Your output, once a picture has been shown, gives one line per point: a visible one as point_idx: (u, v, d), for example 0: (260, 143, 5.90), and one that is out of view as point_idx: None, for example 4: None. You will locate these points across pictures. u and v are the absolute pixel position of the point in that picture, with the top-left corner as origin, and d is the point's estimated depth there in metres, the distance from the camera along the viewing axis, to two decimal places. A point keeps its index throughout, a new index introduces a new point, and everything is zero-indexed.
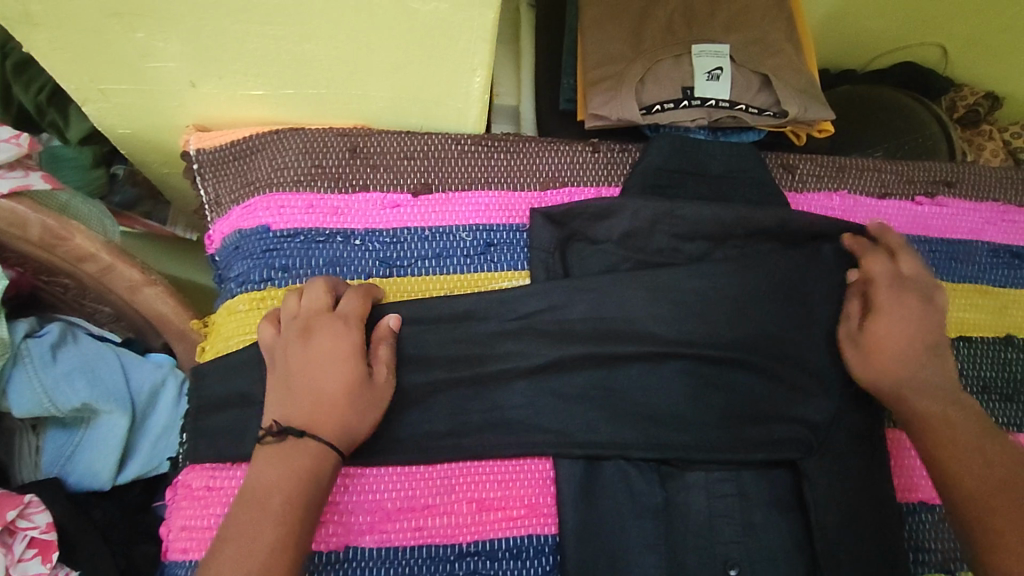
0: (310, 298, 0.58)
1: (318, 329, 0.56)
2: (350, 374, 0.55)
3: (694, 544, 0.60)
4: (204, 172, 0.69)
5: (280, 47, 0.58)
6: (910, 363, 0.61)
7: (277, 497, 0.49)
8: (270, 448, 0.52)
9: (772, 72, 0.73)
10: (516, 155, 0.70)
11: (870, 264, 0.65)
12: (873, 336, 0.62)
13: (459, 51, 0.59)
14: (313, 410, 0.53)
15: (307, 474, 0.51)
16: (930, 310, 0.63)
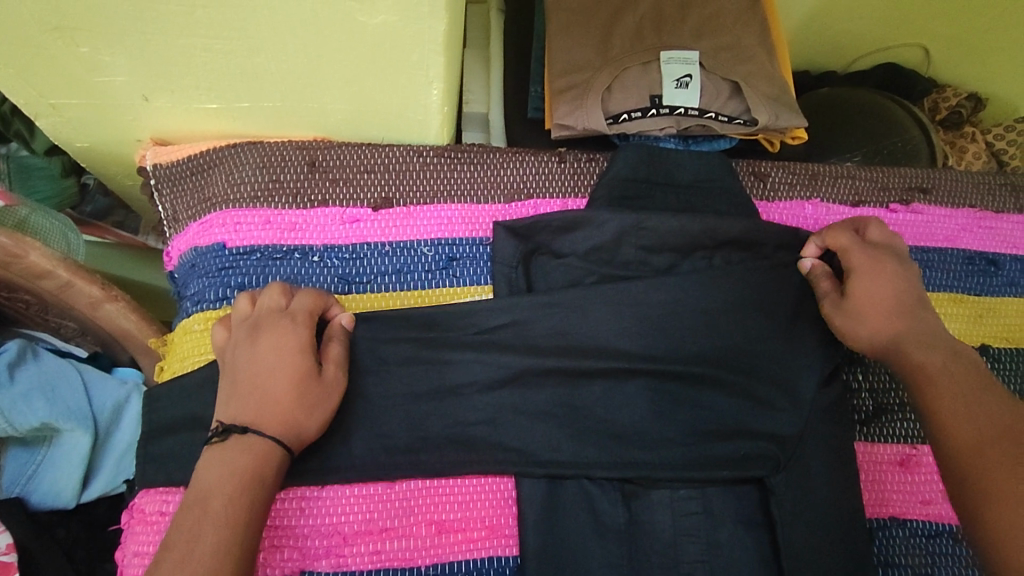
0: (264, 299, 0.56)
1: (270, 328, 0.55)
2: (298, 371, 0.53)
3: (658, 563, 0.58)
4: (161, 187, 0.68)
5: (230, 60, 0.57)
6: (898, 321, 0.59)
7: (217, 501, 0.46)
8: (216, 449, 0.49)
9: (742, 79, 0.72)
10: (480, 166, 0.69)
11: (834, 236, 0.64)
12: (858, 300, 0.60)
13: (412, 63, 0.57)
14: (259, 407, 0.51)
15: (249, 473, 0.48)
16: (907, 266, 0.62)
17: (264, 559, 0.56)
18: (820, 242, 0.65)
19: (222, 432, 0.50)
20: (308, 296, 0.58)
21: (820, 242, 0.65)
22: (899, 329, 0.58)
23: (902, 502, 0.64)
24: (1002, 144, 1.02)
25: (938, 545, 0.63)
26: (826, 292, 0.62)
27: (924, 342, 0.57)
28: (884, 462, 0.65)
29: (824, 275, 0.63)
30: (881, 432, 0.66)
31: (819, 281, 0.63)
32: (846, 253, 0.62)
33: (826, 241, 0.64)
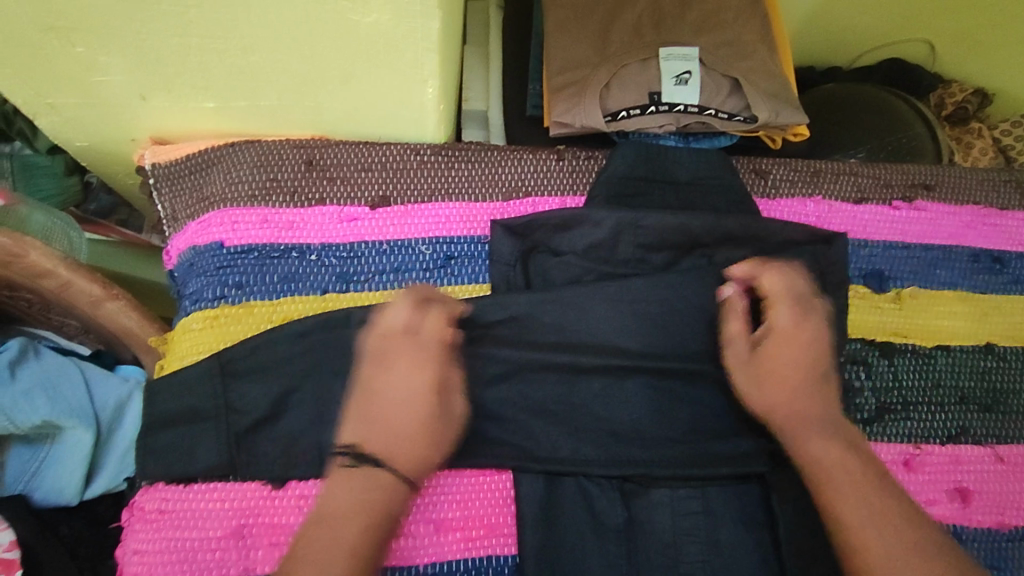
0: (392, 319, 0.57)
1: (405, 357, 0.56)
2: (428, 407, 0.55)
3: (657, 563, 0.58)
4: (160, 186, 0.68)
5: (225, 59, 0.57)
6: (808, 400, 0.59)
7: (349, 529, 0.50)
8: (346, 471, 0.53)
9: (743, 76, 0.71)
10: (478, 164, 0.68)
11: (768, 281, 0.62)
12: (773, 366, 0.60)
13: (407, 61, 0.57)
14: (393, 443, 0.54)
15: (377, 507, 0.51)
16: (827, 335, 0.62)
17: (262, 557, 0.55)
18: (747, 270, 0.62)
19: (353, 455, 0.53)
20: (432, 317, 0.58)
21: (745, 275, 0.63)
22: (803, 412, 0.58)
23: None
24: (1009, 140, 1.01)
25: None
26: (738, 342, 0.61)
27: (827, 432, 0.57)
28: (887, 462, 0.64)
29: (741, 316, 0.62)
30: (883, 432, 0.65)
31: (730, 322, 0.62)
32: (776, 304, 0.62)
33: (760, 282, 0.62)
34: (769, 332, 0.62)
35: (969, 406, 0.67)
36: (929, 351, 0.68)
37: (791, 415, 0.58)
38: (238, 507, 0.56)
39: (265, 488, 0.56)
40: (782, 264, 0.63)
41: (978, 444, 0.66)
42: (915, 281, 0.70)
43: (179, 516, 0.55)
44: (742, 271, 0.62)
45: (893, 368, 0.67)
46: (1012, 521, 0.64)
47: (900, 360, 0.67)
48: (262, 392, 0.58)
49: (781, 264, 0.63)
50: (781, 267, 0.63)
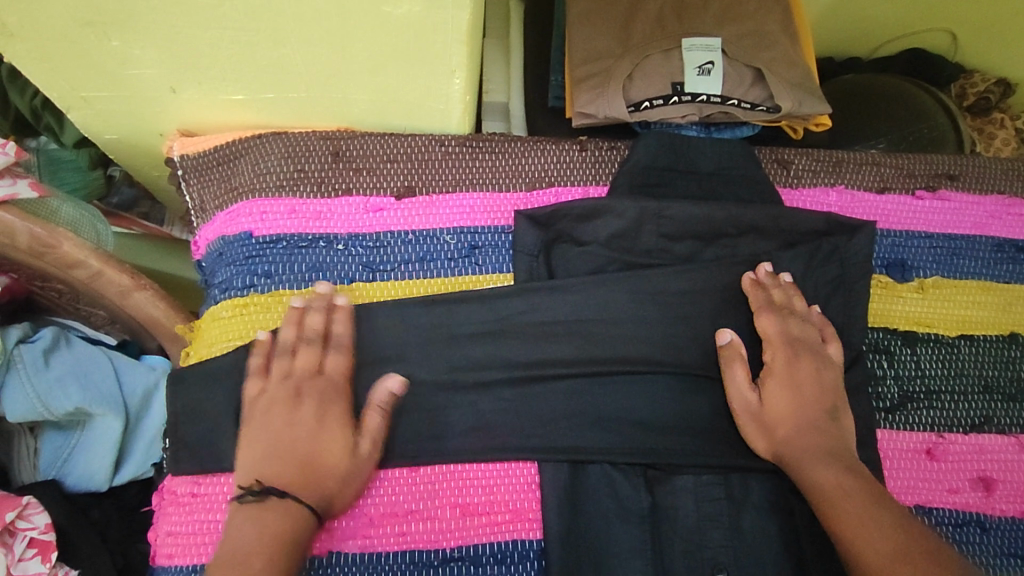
0: (304, 355, 0.58)
1: (317, 396, 0.57)
2: (344, 442, 0.56)
3: (681, 548, 0.58)
4: (188, 177, 0.69)
5: (255, 52, 0.58)
6: (812, 437, 0.59)
7: (259, 560, 0.47)
8: (257, 507, 0.51)
9: (766, 66, 0.71)
10: (501, 155, 0.69)
11: (764, 324, 0.63)
12: (774, 411, 0.60)
13: (435, 53, 0.57)
14: (304, 477, 0.53)
15: (288, 538, 0.50)
16: (825, 374, 0.62)
17: None
18: (757, 297, 0.63)
19: (258, 492, 0.52)
20: (338, 356, 0.59)
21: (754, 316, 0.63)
22: (808, 448, 0.58)
23: (929, 490, 0.63)
24: None
25: (964, 534, 0.62)
26: (743, 394, 0.61)
27: (834, 459, 0.57)
28: (909, 450, 0.64)
29: (739, 363, 0.61)
30: (906, 421, 0.65)
31: (732, 368, 0.61)
32: (771, 345, 0.63)
33: (755, 323, 0.63)
34: (766, 376, 0.62)
35: (993, 395, 0.67)
36: (952, 340, 0.68)
37: (794, 451, 0.58)
38: None
39: None
40: (783, 298, 0.64)
41: (1002, 433, 0.66)
42: (939, 270, 0.70)
43: (212, 499, 0.56)
44: (752, 285, 0.64)
45: (916, 357, 0.67)
46: None
47: (923, 349, 0.67)
48: None
49: (784, 296, 0.64)
50: (783, 302, 0.64)
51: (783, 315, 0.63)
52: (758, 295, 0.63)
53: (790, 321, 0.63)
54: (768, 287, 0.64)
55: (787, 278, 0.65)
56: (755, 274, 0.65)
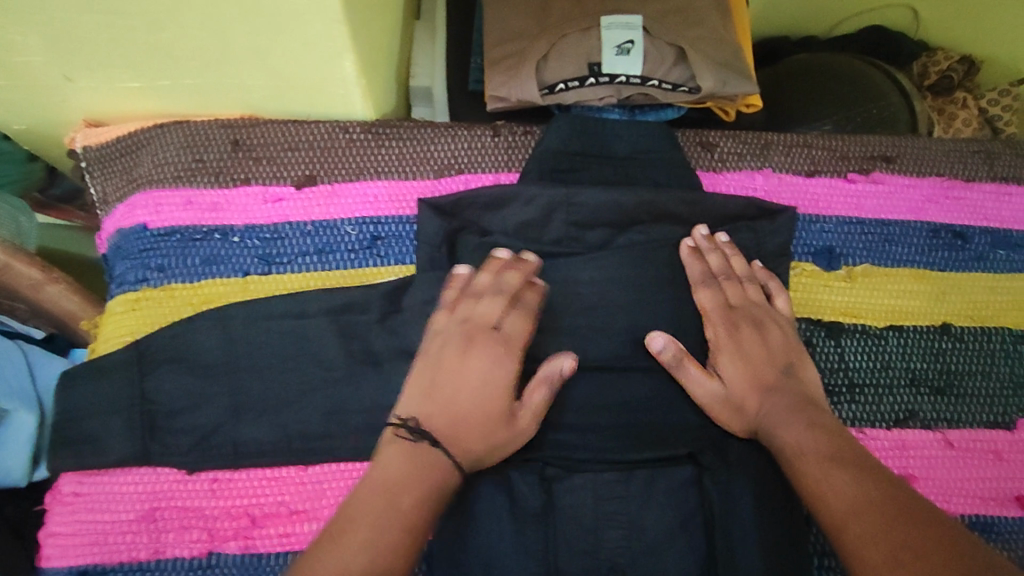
0: (486, 306, 0.58)
1: (486, 351, 0.56)
2: (498, 404, 0.55)
3: (577, 548, 0.57)
4: (92, 169, 0.67)
5: (134, 36, 0.55)
6: (776, 399, 0.58)
7: (407, 499, 0.47)
8: (403, 441, 0.51)
9: (689, 44, 0.67)
10: (408, 142, 0.66)
11: (701, 298, 0.62)
12: (735, 384, 0.59)
13: (316, 34, 0.54)
14: (458, 425, 0.53)
15: (429, 480, 0.49)
16: (766, 334, 0.61)
17: (174, 541, 0.55)
18: (696, 267, 0.62)
19: (411, 428, 0.52)
20: (519, 317, 0.58)
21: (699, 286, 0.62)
22: (777, 408, 0.57)
23: None
24: (996, 111, 0.97)
25: None
26: (705, 382, 0.59)
27: (800, 418, 0.56)
28: None
29: (687, 358, 0.59)
30: None
31: (685, 366, 0.59)
32: (711, 319, 0.62)
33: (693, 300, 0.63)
34: (716, 352, 0.61)
35: (920, 389, 0.64)
36: (880, 331, 0.65)
37: (763, 418, 0.57)
38: (151, 490, 0.56)
39: (179, 473, 0.57)
40: (720, 263, 0.63)
41: (927, 429, 0.64)
42: (869, 258, 0.67)
43: (93, 499, 0.56)
44: (692, 254, 0.62)
45: (840, 348, 0.65)
46: (958, 508, 0.62)
47: (848, 341, 0.65)
48: (180, 383, 0.58)
49: (721, 259, 0.63)
50: (721, 267, 0.63)
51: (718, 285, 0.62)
52: (696, 266, 0.62)
53: (725, 289, 0.62)
54: (706, 253, 0.63)
55: (725, 237, 0.64)
56: (693, 241, 0.63)
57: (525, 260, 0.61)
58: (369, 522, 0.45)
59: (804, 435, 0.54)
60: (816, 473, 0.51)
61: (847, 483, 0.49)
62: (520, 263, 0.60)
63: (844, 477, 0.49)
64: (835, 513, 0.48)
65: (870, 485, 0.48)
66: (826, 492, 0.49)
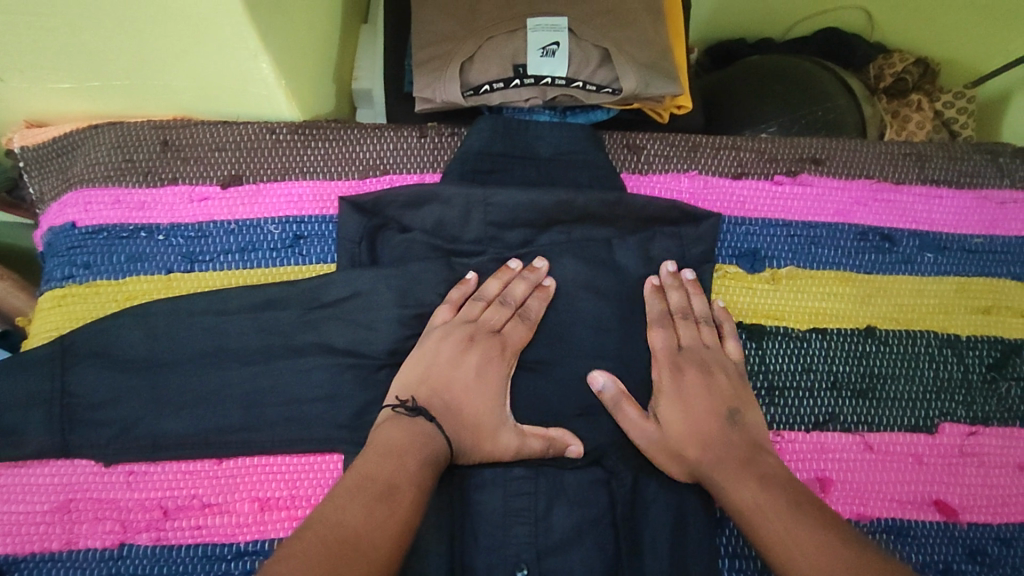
0: (491, 313, 0.61)
1: (483, 348, 0.59)
2: (490, 399, 0.58)
3: (485, 543, 0.58)
4: (30, 169, 0.69)
5: (45, 43, 0.55)
6: (717, 449, 0.55)
7: (413, 462, 0.50)
8: (402, 418, 0.54)
9: (614, 46, 0.67)
10: (334, 143, 0.67)
11: (651, 339, 0.62)
12: (674, 432, 0.57)
13: (227, 36, 0.54)
14: (454, 416, 0.56)
15: (431, 457, 0.51)
16: (714, 381, 0.60)
17: (87, 531, 0.57)
18: (654, 304, 0.63)
19: (411, 409, 0.55)
20: (519, 326, 0.61)
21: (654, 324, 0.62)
22: (716, 458, 0.55)
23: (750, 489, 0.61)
24: (952, 113, 0.96)
25: None
26: (642, 426, 0.58)
27: (747, 468, 0.53)
28: None
29: (625, 400, 0.59)
30: None
31: (622, 408, 0.59)
32: (659, 360, 0.61)
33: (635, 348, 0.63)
34: (658, 397, 0.59)
35: (841, 392, 0.64)
36: (802, 333, 0.65)
37: (705, 467, 0.55)
38: (67, 482, 0.58)
39: (96, 465, 0.59)
40: (680, 302, 0.63)
41: (847, 432, 0.63)
42: (794, 260, 0.67)
43: (11, 490, 0.58)
44: (653, 291, 0.63)
45: (761, 351, 0.65)
46: (875, 512, 0.61)
47: (769, 343, 0.65)
48: (99, 377, 0.59)
49: (681, 299, 0.63)
50: (680, 306, 0.63)
51: (670, 326, 0.62)
52: (655, 303, 0.63)
53: (677, 330, 0.62)
54: (667, 290, 0.64)
55: (690, 273, 0.64)
56: (658, 279, 0.64)
57: (537, 268, 0.62)
58: (364, 487, 0.46)
59: (749, 488, 0.51)
60: (777, 530, 0.47)
61: (815, 541, 0.45)
62: (529, 273, 0.62)
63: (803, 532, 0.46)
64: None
65: (839, 543, 0.45)
66: (790, 559, 0.45)
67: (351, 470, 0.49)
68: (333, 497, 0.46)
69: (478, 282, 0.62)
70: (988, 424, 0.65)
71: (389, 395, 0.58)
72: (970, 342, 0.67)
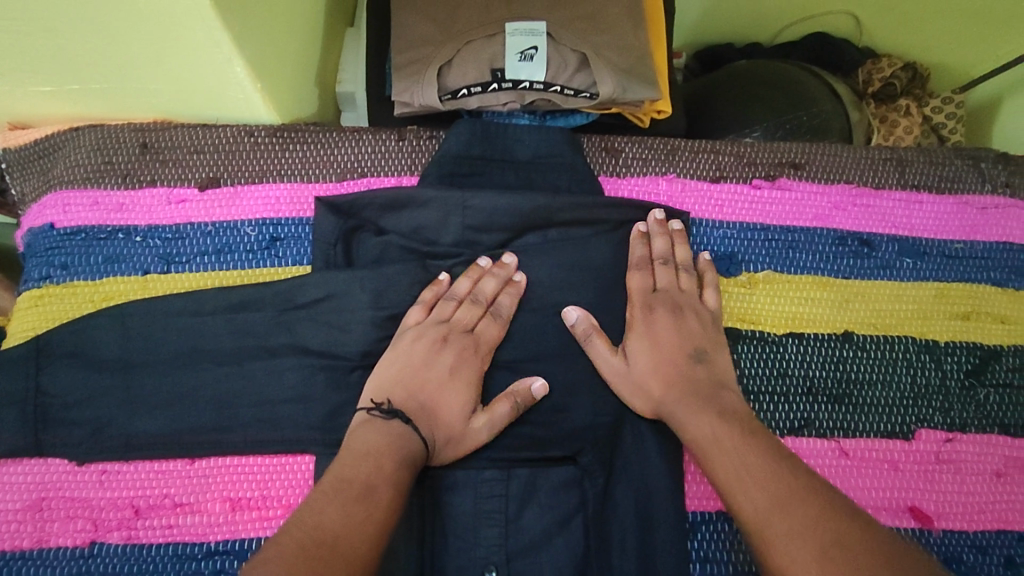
0: (463, 312, 0.61)
1: (456, 349, 0.59)
2: (464, 397, 0.58)
3: (455, 546, 0.58)
4: (12, 171, 0.69)
5: (21, 50, 0.55)
6: (680, 385, 0.57)
7: (392, 462, 0.50)
8: (376, 421, 0.54)
9: (592, 50, 0.67)
10: (312, 146, 0.67)
11: (629, 278, 0.63)
12: (640, 367, 0.58)
13: (202, 41, 0.54)
14: (427, 417, 0.56)
15: (410, 458, 0.52)
16: (687, 325, 0.61)
17: (58, 530, 0.58)
18: (638, 249, 0.64)
19: (386, 411, 0.55)
20: (492, 324, 0.61)
21: (635, 264, 0.63)
22: (677, 393, 0.57)
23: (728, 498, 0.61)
24: (939, 119, 0.96)
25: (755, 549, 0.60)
26: (608, 359, 0.59)
27: (710, 410, 0.55)
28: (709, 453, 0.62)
29: (596, 334, 0.60)
30: None
31: (591, 341, 0.60)
32: (634, 300, 0.62)
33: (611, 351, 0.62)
34: (629, 332, 0.60)
35: (817, 398, 0.64)
36: (778, 338, 0.65)
37: (666, 399, 0.57)
38: (40, 481, 0.59)
39: (69, 464, 0.59)
40: (664, 248, 0.64)
41: (822, 438, 0.63)
42: (771, 264, 0.67)
43: None
44: (640, 236, 0.64)
45: (736, 356, 0.64)
46: None
47: (745, 348, 0.65)
48: (74, 378, 0.59)
49: (665, 245, 0.64)
50: (663, 253, 0.64)
51: (649, 269, 0.63)
52: (639, 247, 0.64)
53: (656, 274, 0.63)
54: (653, 237, 0.64)
55: (678, 225, 0.65)
56: (646, 226, 0.65)
57: (505, 263, 0.62)
58: (338, 488, 0.47)
59: (708, 421, 0.54)
60: (732, 463, 0.50)
61: (763, 473, 0.48)
62: (498, 269, 0.62)
63: (753, 462, 0.50)
64: (748, 508, 0.47)
65: (785, 473, 0.48)
66: (744, 490, 0.48)
67: (330, 471, 0.49)
68: (310, 497, 0.46)
69: (451, 281, 0.63)
70: (965, 430, 0.64)
71: (362, 398, 0.58)
72: (948, 348, 0.66)
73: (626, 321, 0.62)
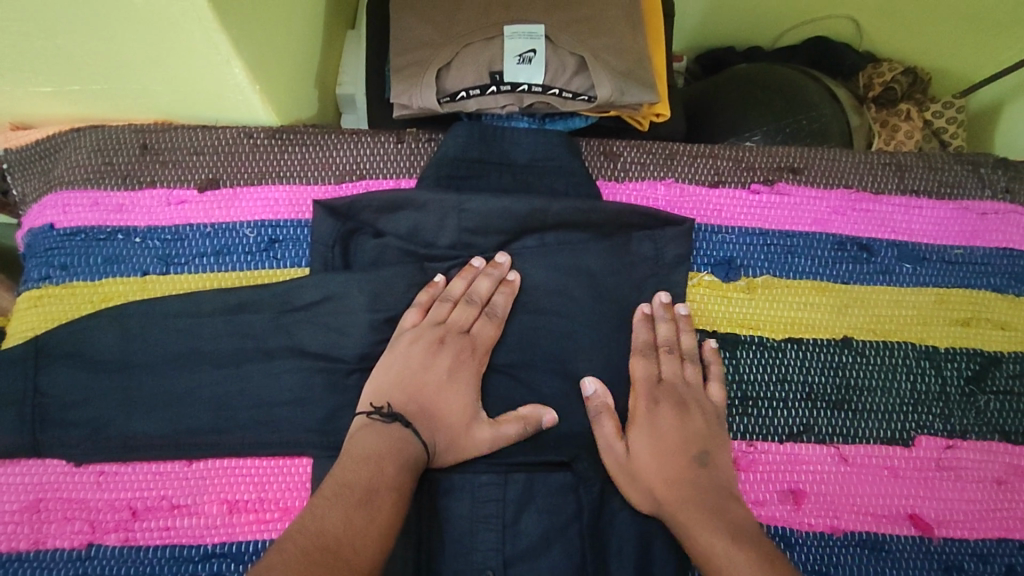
0: (458, 313, 0.61)
1: (453, 351, 0.59)
2: (462, 400, 0.58)
3: (452, 549, 0.57)
4: (13, 171, 0.69)
5: (21, 49, 0.55)
6: (684, 489, 0.55)
7: (393, 466, 0.50)
8: (377, 424, 0.54)
9: (591, 54, 0.67)
10: (310, 148, 0.68)
11: (633, 365, 0.62)
12: (642, 463, 0.57)
13: (198, 43, 0.54)
14: (426, 420, 0.56)
15: (411, 463, 0.52)
16: (691, 422, 0.59)
17: (56, 531, 0.58)
18: (642, 334, 0.62)
19: (387, 414, 0.55)
20: (489, 325, 0.61)
21: (638, 349, 0.62)
22: (684, 499, 0.55)
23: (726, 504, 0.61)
24: (940, 123, 0.96)
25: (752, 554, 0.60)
26: (610, 445, 0.58)
27: (718, 522, 0.53)
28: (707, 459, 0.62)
29: (601, 416, 0.59)
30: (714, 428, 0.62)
31: (601, 421, 0.59)
32: (638, 388, 0.61)
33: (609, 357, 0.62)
34: (632, 425, 0.59)
35: (816, 403, 0.64)
36: (777, 343, 0.65)
37: (669, 504, 0.55)
38: (38, 482, 0.59)
39: (67, 465, 0.59)
40: (668, 334, 0.62)
41: (821, 444, 0.63)
42: (770, 269, 0.67)
43: None
44: (644, 320, 0.63)
45: (734, 361, 0.64)
46: (848, 526, 0.61)
47: (743, 353, 0.65)
48: (72, 379, 0.59)
49: (671, 331, 0.63)
50: (668, 339, 0.63)
51: (654, 357, 0.62)
52: (643, 331, 0.62)
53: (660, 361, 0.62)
54: (657, 321, 0.63)
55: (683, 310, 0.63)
56: (650, 308, 0.63)
57: (499, 263, 0.63)
58: (340, 492, 0.47)
59: (722, 541, 0.51)
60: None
61: None
62: (492, 269, 0.62)
63: None
64: None
65: None
66: None
67: (331, 476, 0.49)
68: (313, 501, 0.46)
69: (447, 282, 0.63)
70: (965, 437, 0.64)
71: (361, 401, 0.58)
72: (948, 354, 0.66)
73: (630, 411, 0.60)
